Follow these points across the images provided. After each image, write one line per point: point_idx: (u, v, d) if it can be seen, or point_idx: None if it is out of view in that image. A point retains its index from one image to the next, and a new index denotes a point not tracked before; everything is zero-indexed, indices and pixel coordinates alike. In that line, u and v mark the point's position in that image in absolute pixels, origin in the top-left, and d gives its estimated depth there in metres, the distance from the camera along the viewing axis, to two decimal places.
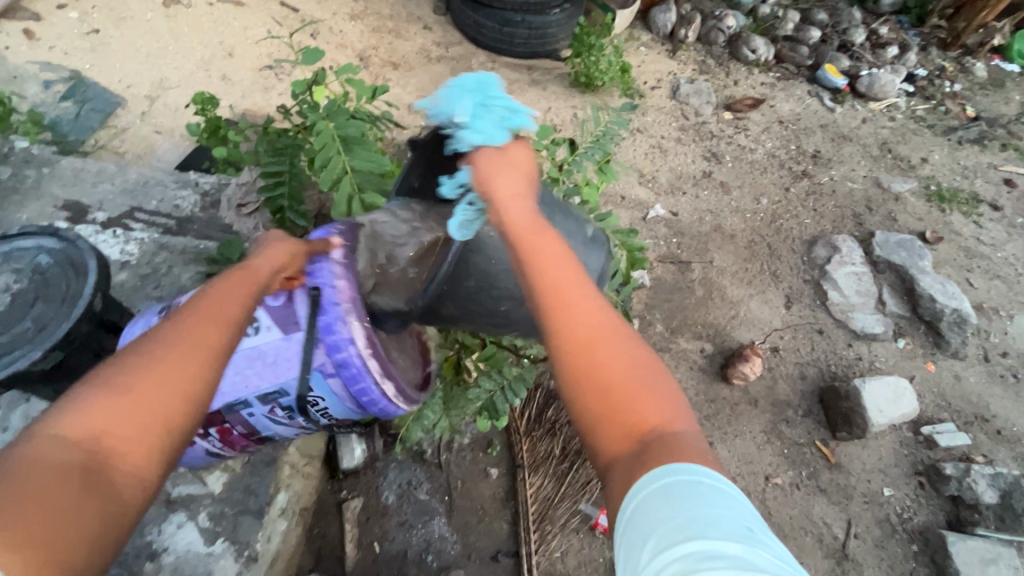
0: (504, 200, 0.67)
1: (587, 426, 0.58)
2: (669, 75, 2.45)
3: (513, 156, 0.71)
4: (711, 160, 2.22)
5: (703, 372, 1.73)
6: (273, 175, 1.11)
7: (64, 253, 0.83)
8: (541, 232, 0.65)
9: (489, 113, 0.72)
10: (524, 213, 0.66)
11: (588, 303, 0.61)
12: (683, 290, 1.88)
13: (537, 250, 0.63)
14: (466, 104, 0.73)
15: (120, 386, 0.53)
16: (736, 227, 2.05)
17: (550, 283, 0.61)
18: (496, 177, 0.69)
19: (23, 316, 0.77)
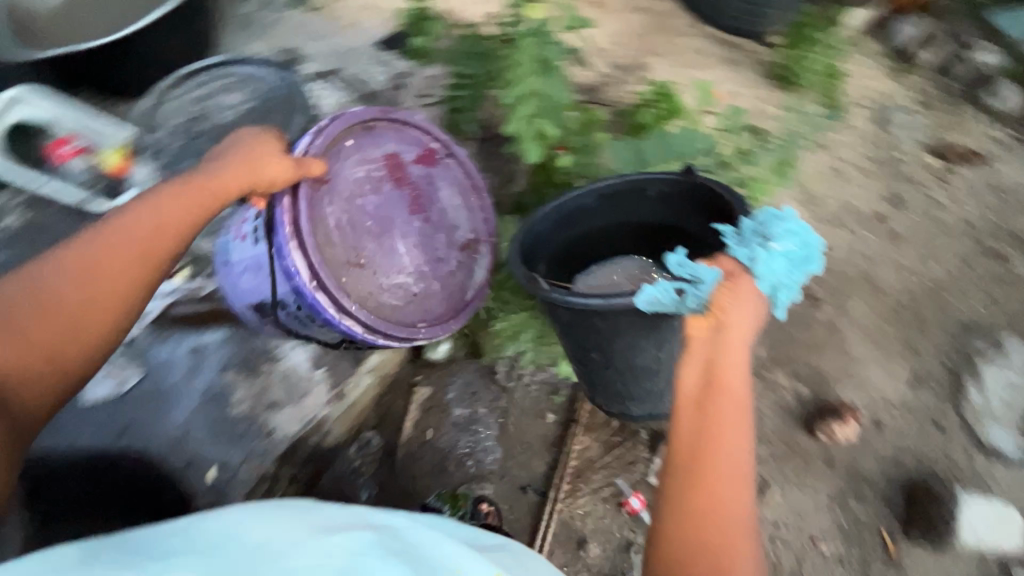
0: (728, 337, 0.79)
1: (671, 560, 0.68)
2: (883, 96, 2.16)
3: (755, 309, 0.84)
4: (891, 203, 1.98)
5: (788, 414, 1.63)
6: (463, 77, 1.18)
7: (283, 92, 1.25)
8: (737, 395, 0.75)
9: (781, 268, 0.87)
10: (737, 362, 0.78)
11: (737, 473, 0.71)
12: (801, 325, 1.75)
13: (724, 401, 0.74)
14: (783, 245, 0.89)
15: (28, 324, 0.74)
16: (890, 283, 1.84)
17: (714, 438, 0.72)
18: (738, 312, 0.81)
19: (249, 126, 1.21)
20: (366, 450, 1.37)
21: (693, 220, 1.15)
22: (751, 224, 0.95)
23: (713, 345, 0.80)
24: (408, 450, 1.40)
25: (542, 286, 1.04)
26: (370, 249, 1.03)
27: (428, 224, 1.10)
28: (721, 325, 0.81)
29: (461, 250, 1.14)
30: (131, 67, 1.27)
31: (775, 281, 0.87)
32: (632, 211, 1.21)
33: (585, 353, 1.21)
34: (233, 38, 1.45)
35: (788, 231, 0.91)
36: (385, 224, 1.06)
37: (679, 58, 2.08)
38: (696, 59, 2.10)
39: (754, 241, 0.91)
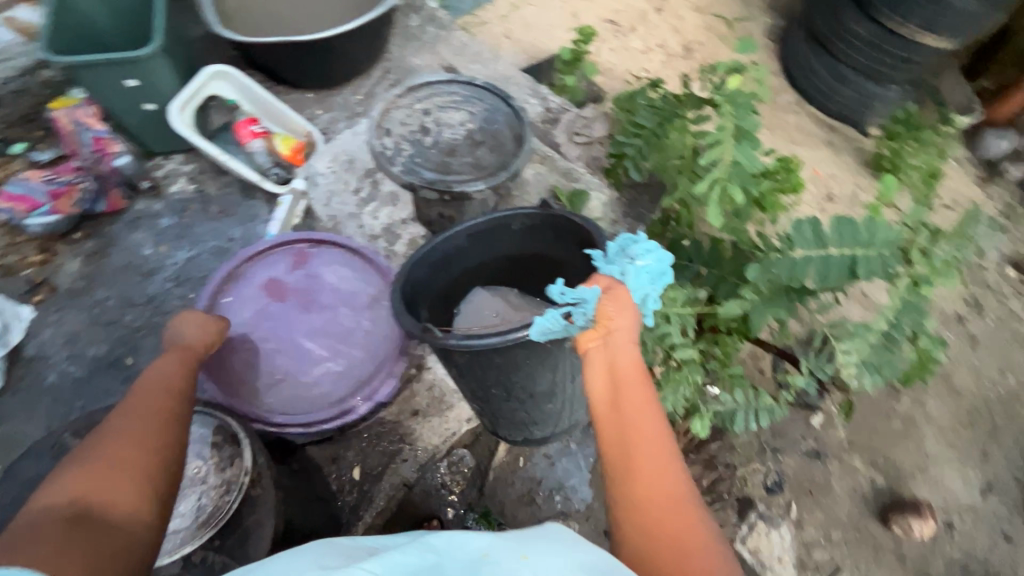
0: (617, 340, 0.79)
1: (634, 550, 0.68)
2: (969, 202, 2.22)
3: (629, 307, 0.80)
4: (971, 307, 2.01)
5: (862, 500, 1.62)
6: (638, 127, 1.22)
7: (510, 118, 1.00)
8: (635, 381, 0.77)
9: (641, 281, 0.81)
10: (632, 359, 0.79)
11: (659, 452, 0.72)
12: (881, 414, 1.75)
13: (628, 387, 0.77)
14: (644, 251, 0.82)
15: (83, 464, 0.68)
16: (966, 386, 1.86)
17: (632, 429, 0.74)
18: (624, 315, 0.80)
19: (471, 152, 0.97)
20: (457, 468, 1.35)
21: (567, 251, 1.02)
22: (612, 241, 0.87)
23: (608, 352, 0.80)
24: (498, 476, 1.40)
25: (450, 344, 0.88)
26: (285, 364, 1.11)
27: (327, 313, 1.15)
28: (608, 329, 0.80)
29: (369, 311, 1.16)
30: (320, 64, 1.33)
31: (642, 293, 0.82)
32: (499, 243, 1.06)
33: (485, 393, 1.08)
34: (398, 46, 1.52)
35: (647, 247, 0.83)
36: (293, 325, 1.14)
37: (783, 134, 2.15)
38: (800, 136, 2.16)
39: (619, 259, 0.84)
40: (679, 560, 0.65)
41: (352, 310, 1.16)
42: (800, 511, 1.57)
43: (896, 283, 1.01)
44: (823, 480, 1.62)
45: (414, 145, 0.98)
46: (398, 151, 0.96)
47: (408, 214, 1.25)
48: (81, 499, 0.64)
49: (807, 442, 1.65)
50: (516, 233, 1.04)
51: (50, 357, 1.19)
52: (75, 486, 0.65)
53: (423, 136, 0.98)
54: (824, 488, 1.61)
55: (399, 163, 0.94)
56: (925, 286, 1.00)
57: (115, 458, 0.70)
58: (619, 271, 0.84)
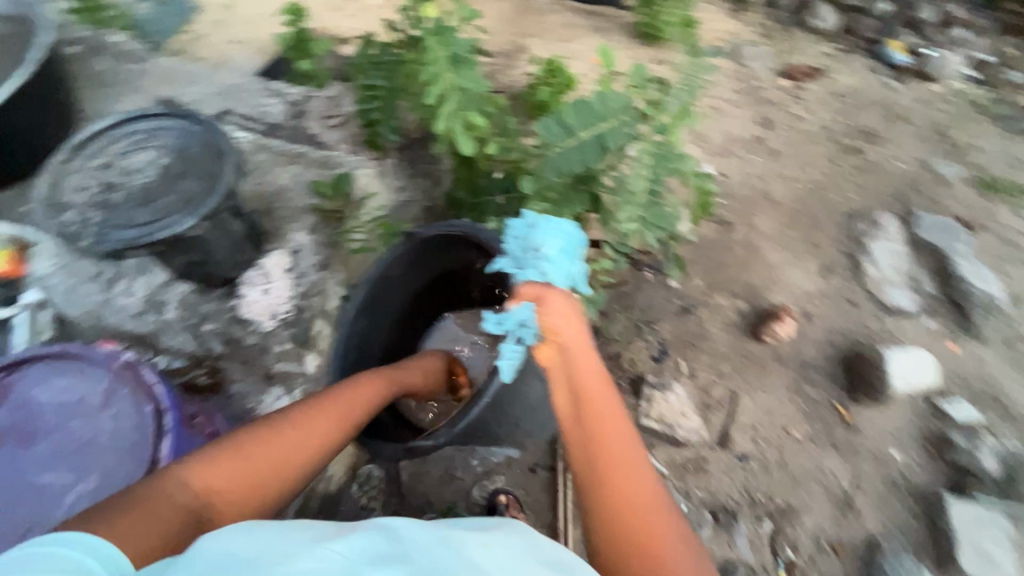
0: (575, 349, 0.83)
1: (612, 545, 0.72)
2: (730, 36, 2.43)
3: (567, 303, 0.87)
4: (764, 126, 2.22)
5: (735, 329, 1.79)
6: (371, 88, 1.20)
7: (202, 139, 1.04)
8: (597, 380, 0.81)
9: (565, 265, 0.93)
10: (594, 368, 0.82)
11: (626, 447, 0.76)
12: (724, 249, 1.92)
13: (591, 391, 0.80)
14: (551, 243, 0.93)
15: (241, 452, 0.78)
16: (782, 194, 2.07)
17: (600, 425, 0.77)
18: (570, 324, 0.85)
19: (171, 188, 0.99)
20: (368, 485, 1.36)
21: (450, 252, 1.20)
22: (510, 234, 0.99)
23: (566, 364, 0.83)
24: (411, 472, 1.38)
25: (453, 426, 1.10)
26: (22, 516, 0.93)
27: (56, 435, 0.99)
28: (562, 339, 0.84)
29: (105, 407, 1.01)
30: None
31: (568, 277, 0.93)
32: (401, 281, 1.25)
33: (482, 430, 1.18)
34: (98, 100, 1.37)
35: (550, 230, 0.95)
36: (23, 467, 0.97)
37: (553, 35, 2.16)
38: (568, 32, 2.19)
39: (528, 255, 0.94)
40: (651, 551, 0.70)
41: (85, 418, 1.00)
42: (688, 364, 1.71)
43: (643, 138, 1.14)
44: (698, 328, 1.77)
45: (103, 209, 0.97)
46: (88, 223, 0.96)
47: (165, 275, 1.17)
48: (203, 500, 0.72)
49: (673, 302, 1.78)
50: (403, 271, 1.23)
51: None
52: (211, 477, 0.74)
53: (112, 193, 0.99)
54: (702, 333, 1.76)
55: (89, 236, 0.94)
56: (667, 132, 1.14)
57: (254, 461, 0.78)
58: (538, 271, 0.92)
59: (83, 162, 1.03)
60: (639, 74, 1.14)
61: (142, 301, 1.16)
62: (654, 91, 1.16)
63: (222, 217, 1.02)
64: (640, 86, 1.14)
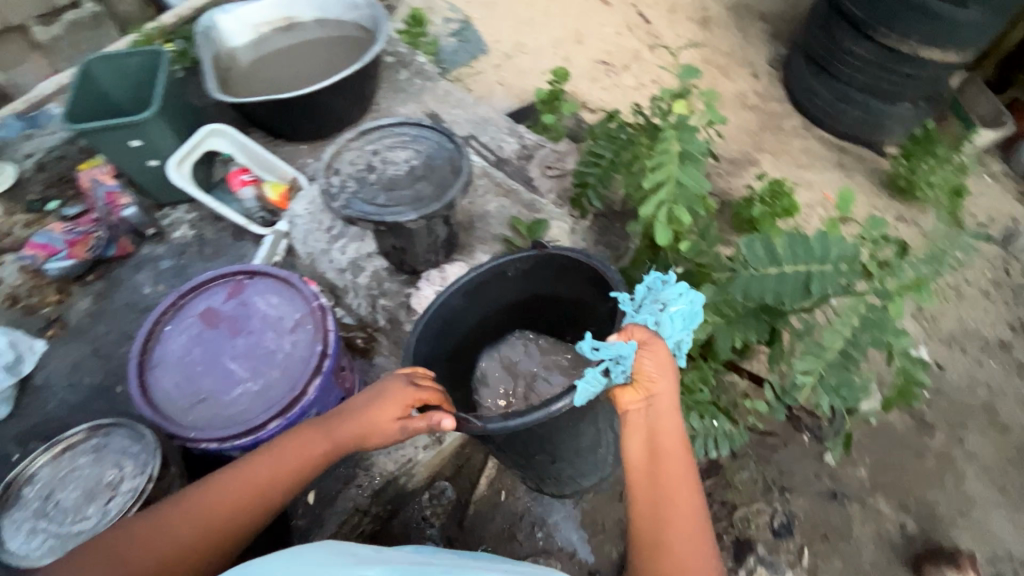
0: (662, 401, 0.83)
1: None
2: (1008, 220, 2.07)
3: (666, 363, 0.83)
4: (1018, 333, 1.82)
5: (890, 548, 1.46)
6: (595, 157, 1.29)
7: (450, 155, 1.22)
8: (674, 442, 0.81)
9: (675, 324, 0.88)
10: (673, 424, 0.82)
11: (690, 518, 0.76)
12: (909, 450, 1.59)
13: (668, 450, 0.80)
14: (679, 304, 0.87)
15: (128, 536, 0.79)
16: (1017, 420, 1.66)
17: (669, 488, 0.77)
18: (664, 374, 0.83)
19: (411, 186, 1.18)
20: (438, 501, 1.37)
21: (575, 286, 1.12)
22: (641, 285, 0.92)
23: (649, 415, 0.83)
24: (478, 511, 1.38)
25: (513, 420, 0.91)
26: (209, 386, 1.16)
27: (252, 337, 1.21)
28: (650, 389, 0.83)
29: (292, 331, 1.21)
30: (299, 117, 1.53)
31: (677, 341, 0.88)
32: (504, 288, 1.17)
33: (530, 458, 1.10)
34: (387, 99, 1.70)
35: (679, 291, 0.88)
36: (224, 350, 1.21)
37: (789, 158, 2.08)
38: (807, 160, 2.08)
39: (652, 308, 0.89)
40: None
41: (277, 333, 1.21)
42: (814, 558, 1.43)
43: (856, 297, 1.03)
44: (842, 523, 1.48)
45: (357, 182, 1.20)
46: (343, 189, 1.19)
47: (374, 249, 1.38)
48: None
49: (821, 479, 1.52)
50: (513, 278, 1.14)
51: (54, 386, 1.38)
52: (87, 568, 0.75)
53: (368, 173, 1.21)
54: (843, 533, 1.47)
55: (340, 199, 1.16)
56: (889, 301, 1.01)
57: (147, 542, 0.79)
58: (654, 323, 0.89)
59: (358, 142, 1.28)
60: (879, 230, 1.03)
61: (347, 263, 1.38)
62: (889, 253, 1.04)
63: (434, 222, 1.18)
64: (875, 244, 1.04)
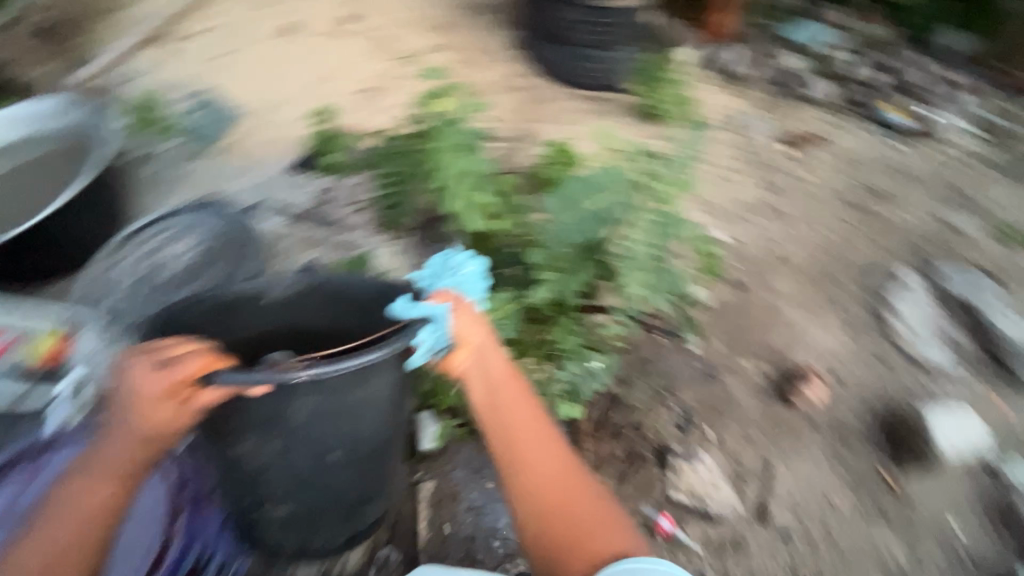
0: (484, 349, 1.00)
1: (537, 508, 0.94)
2: (731, 111, 2.56)
3: (474, 318, 1.00)
4: (772, 191, 2.28)
5: (763, 393, 1.73)
6: (386, 177, 1.30)
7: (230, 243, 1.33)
8: (507, 377, 1.00)
9: (468, 279, 1.05)
10: (500, 363, 1.01)
11: (536, 428, 0.99)
12: (741, 312, 1.91)
13: (503, 387, 0.99)
14: (468, 266, 1.05)
15: None
16: (797, 255, 2.08)
17: (515, 414, 0.98)
18: (476, 328, 1.00)
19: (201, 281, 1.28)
20: (387, 569, 1.30)
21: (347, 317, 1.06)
22: (431, 260, 1.06)
23: (479, 364, 1.00)
24: (431, 555, 1.33)
25: (303, 375, 0.84)
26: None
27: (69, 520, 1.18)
28: (471, 344, 0.99)
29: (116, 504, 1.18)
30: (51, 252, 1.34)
31: (475, 295, 1.06)
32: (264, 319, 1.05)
33: (325, 463, 1.08)
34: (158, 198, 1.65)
35: (463, 255, 1.06)
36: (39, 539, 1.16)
37: (559, 119, 2.32)
38: (573, 117, 2.35)
39: (448, 273, 1.04)
40: (565, 506, 0.94)
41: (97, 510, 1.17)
42: (715, 431, 1.65)
43: (642, 207, 1.23)
44: (723, 394, 1.72)
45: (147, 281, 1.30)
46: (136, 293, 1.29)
47: None
48: None
49: (694, 366, 1.75)
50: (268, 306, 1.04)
51: None
52: None
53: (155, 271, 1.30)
54: (726, 400, 1.70)
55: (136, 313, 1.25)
56: (663, 200, 1.24)
57: None
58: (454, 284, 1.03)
59: (133, 243, 1.32)
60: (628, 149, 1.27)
61: None
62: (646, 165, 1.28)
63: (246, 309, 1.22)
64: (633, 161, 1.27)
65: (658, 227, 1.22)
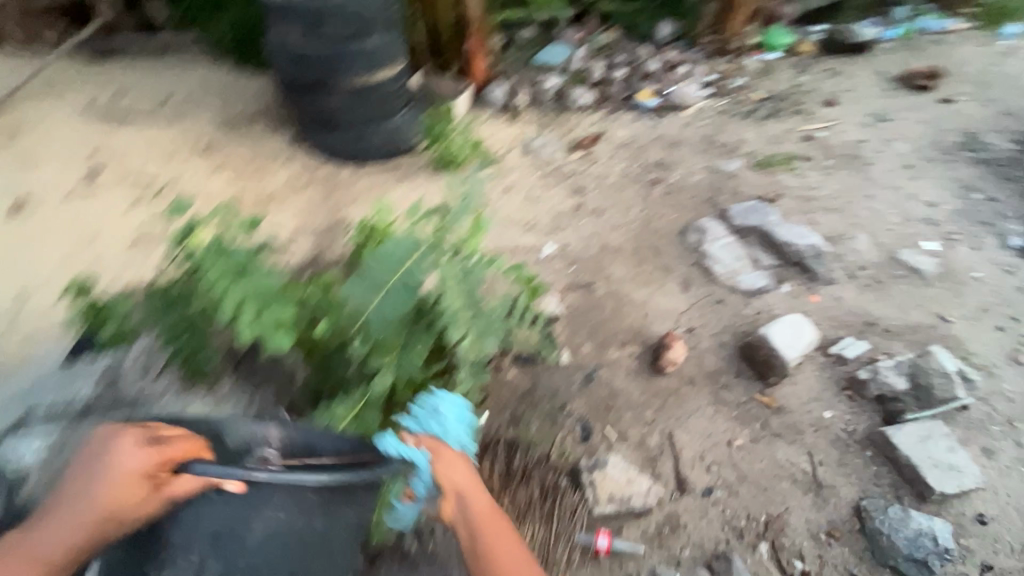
0: (467, 489, 1.12)
1: None
2: (518, 137, 2.77)
3: (458, 460, 1.14)
4: (579, 194, 2.49)
5: (640, 373, 1.83)
6: (174, 326, 1.26)
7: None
8: (488, 508, 1.11)
9: (455, 427, 1.23)
10: (482, 498, 1.12)
11: (517, 554, 1.06)
12: (595, 308, 2.02)
13: (485, 519, 1.09)
14: (451, 415, 1.23)
15: None
16: (619, 240, 2.28)
17: (494, 543, 1.06)
18: (460, 469, 1.13)
19: None
20: None
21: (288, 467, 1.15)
22: (417, 409, 1.24)
23: (462, 502, 1.11)
24: None
25: (259, 474, 0.94)
26: None
27: None
28: (455, 484, 1.11)
29: None
30: None
31: (463, 445, 1.23)
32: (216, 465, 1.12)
33: None
34: None
35: (451, 405, 1.25)
36: None
37: (363, 197, 2.32)
38: (377, 190, 2.37)
39: (431, 416, 1.23)
40: None
41: None
42: (615, 428, 1.70)
43: (446, 259, 1.32)
44: (608, 389, 1.79)
45: None
46: None
47: None
48: None
49: (574, 376, 1.81)
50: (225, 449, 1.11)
51: None
52: None
53: None
54: (613, 394, 1.77)
55: None
56: (462, 246, 1.33)
57: None
58: (441, 430, 1.21)
59: None
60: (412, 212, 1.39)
61: None
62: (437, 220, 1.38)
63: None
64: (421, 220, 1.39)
65: (466, 275, 1.33)
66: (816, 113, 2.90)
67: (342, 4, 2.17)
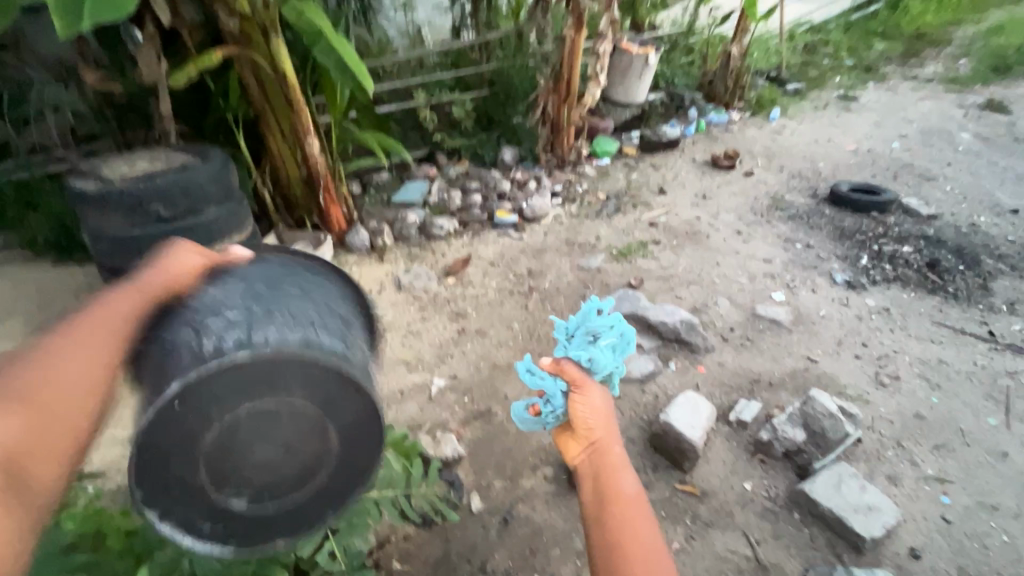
0: (599, 442, 1.11)
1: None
2: (388, 274, 2.74)
3: (598, 403, 1.13)
4: (459, 318, 2.46)
5: (558, 497, 1.71)
6: None
7: None
8: (616, 457, 1.09)
9: (602, 348, 1.19)
10: (613, 452, 1.10)
11: (631, 495, 1.03)
12: (498, 435, 1.91)
13: (612, 468, 1.07)
14: (608, 339, 1.20)
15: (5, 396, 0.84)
16: (507, 356, 2.24)
17: (612, 485, 1.05)
18: (598, 416, 1.13)
19: None
20: None
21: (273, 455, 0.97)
22: (582, 316, 1.23)
23: (591, 453, 1.11)
24: None
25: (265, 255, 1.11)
26: None
27: None
28: (588, 431, 1.12)
29: None
30: None
31: (609, 370, 1.18)
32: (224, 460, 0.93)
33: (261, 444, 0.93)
34: None
35: (611, 325, 1.21)
36: None
37: None
38: None
39: (591, 340, 1.21)
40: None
41: None
42: (545, 573, 1.53)
43: None
44: (528, 527, 1.64)
45: None
46: None
47: None
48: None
49: (488, 521, 1.65)
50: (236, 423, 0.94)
51: None
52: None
53: None
54: (535, 530, 1.63)
55: None
56: None
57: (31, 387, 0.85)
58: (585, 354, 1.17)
59: None
60: None
61: None
62: None
63: None
64: None
65: None
66: (653, 202, 3.26)
67: (166, 185, 2.06)
